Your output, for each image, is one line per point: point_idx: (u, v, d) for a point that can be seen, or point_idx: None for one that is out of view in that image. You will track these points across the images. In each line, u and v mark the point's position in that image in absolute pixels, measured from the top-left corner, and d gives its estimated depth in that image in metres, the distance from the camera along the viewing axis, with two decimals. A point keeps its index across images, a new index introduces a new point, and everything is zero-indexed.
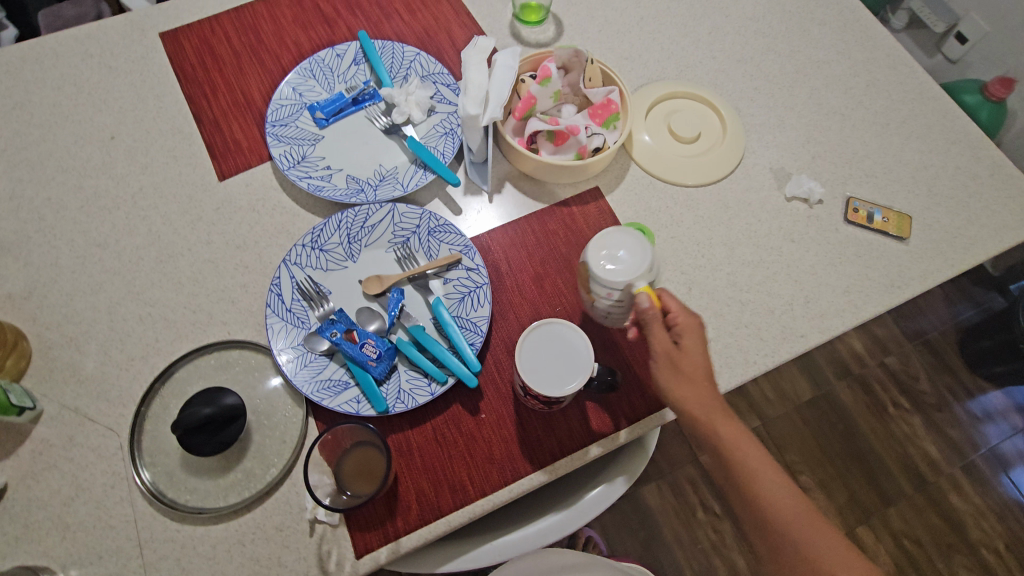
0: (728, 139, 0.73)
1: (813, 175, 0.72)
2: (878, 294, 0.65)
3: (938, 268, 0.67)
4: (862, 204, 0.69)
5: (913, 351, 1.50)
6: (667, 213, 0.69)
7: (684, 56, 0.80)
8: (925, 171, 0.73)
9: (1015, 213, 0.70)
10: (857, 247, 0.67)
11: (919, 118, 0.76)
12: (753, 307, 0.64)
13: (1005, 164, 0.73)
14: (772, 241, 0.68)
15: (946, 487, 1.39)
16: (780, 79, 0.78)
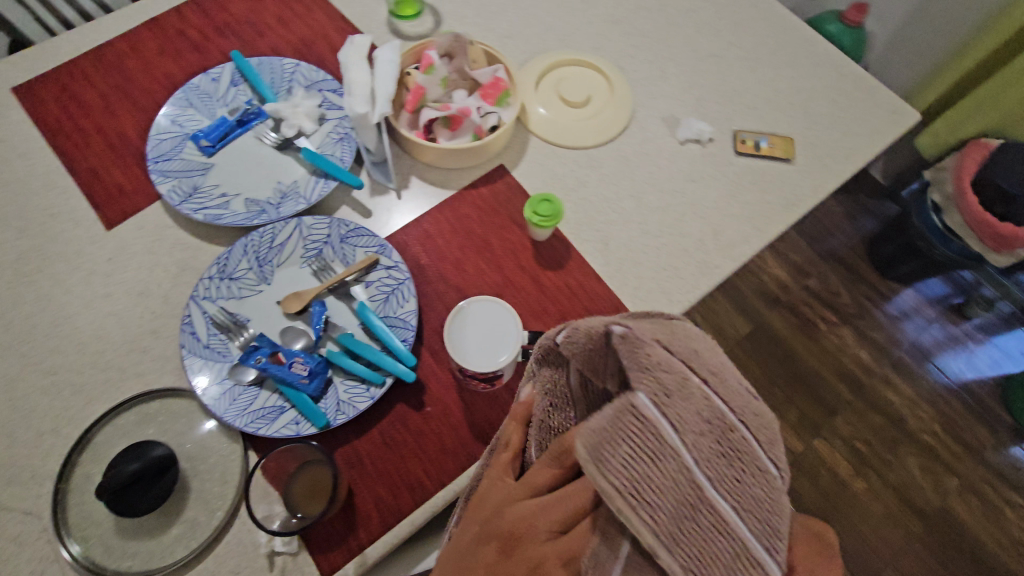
0: (615, 97, 0.75)
1: (700, 117, 0.75)
2: (777, 215, 0.70)
3: (825, 181, 0.72)
4: (749, 135, 0.73)
5: (828, 270, 1.68)
6: (572, 177, 0.71)
7: (563, 24, 0.81)
8: (800, 96, 0.78)
9: (884, 119, 0.76)
10: (752, 175, 0.72)
11: (786, 47, 0.81)
12: (668, 249, 0.67)
13: (867, 77, 0.79)
14: (673, 185, 0.71)
15: (880, 386, 1.55)
16: (655, 33, 0.82)
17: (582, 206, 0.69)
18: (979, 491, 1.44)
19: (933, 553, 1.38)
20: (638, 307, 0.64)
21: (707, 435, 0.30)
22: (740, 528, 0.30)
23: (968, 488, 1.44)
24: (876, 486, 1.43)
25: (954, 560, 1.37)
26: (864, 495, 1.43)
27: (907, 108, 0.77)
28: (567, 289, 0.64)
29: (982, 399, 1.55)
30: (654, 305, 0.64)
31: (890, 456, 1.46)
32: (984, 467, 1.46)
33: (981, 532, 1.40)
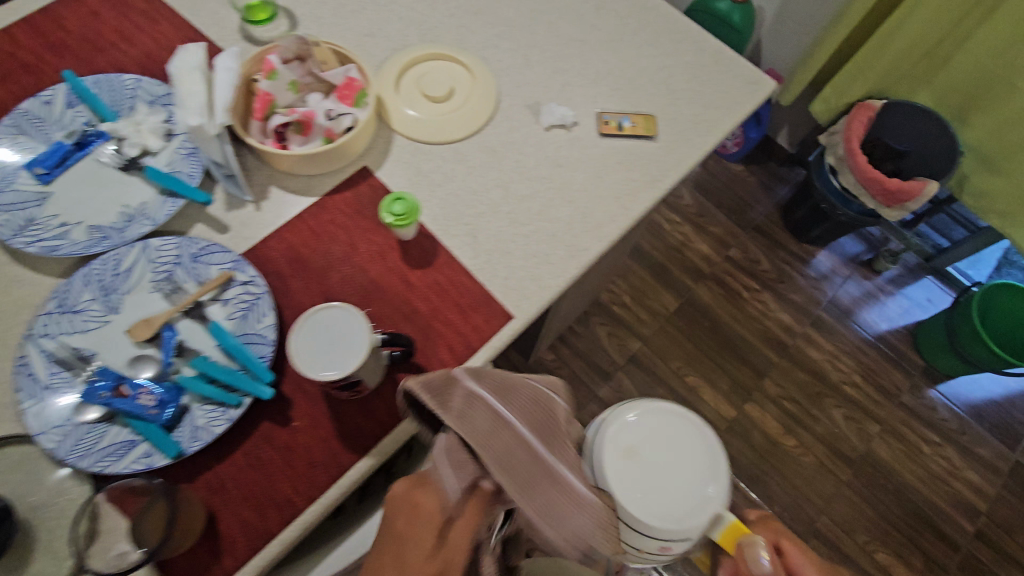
0: (478, 89, 0.75)
1: (564, 101, 0.76)
2: (642, 191, 0.71)
3: (687, 154, 0.74)
4: (612, 116, 0.74)
5: (747, 239, 1.74)
6: (438, 172, 0.70)
7: (424, 18, 0.80)
8: (661, 73, 0.79)
9: (741, 90, 0.79)
10: (618, 156, 0.73)
11: (647, 27, 0.83)
12: (537, 236, 0.67)
13: (724, 50, 0.82)
14: (540, 171, 0.71)
15: (804, 345, 1.60)
16: (517, 21, 0.82)
17: (449, 200, 0.69)
18: (900, 434, 1.52)
19: (863, 497, 1.44)
20: (509, 296, 0.64)
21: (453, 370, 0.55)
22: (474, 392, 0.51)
23: (890, 432, 1.51)
24: (807, 441, 1.49)
25: (882, 500, 1.44)
26: (796, 451, 1.48)
27: (763, 77, 0.80)
28: (436, 285, 0.63)
29: (896, 346, 1.63)
30: (525, 292, 0.64)
31: (817, 411, 1.53)
32: (902, 409, 1.55)
33: (904, 471, 1.47)
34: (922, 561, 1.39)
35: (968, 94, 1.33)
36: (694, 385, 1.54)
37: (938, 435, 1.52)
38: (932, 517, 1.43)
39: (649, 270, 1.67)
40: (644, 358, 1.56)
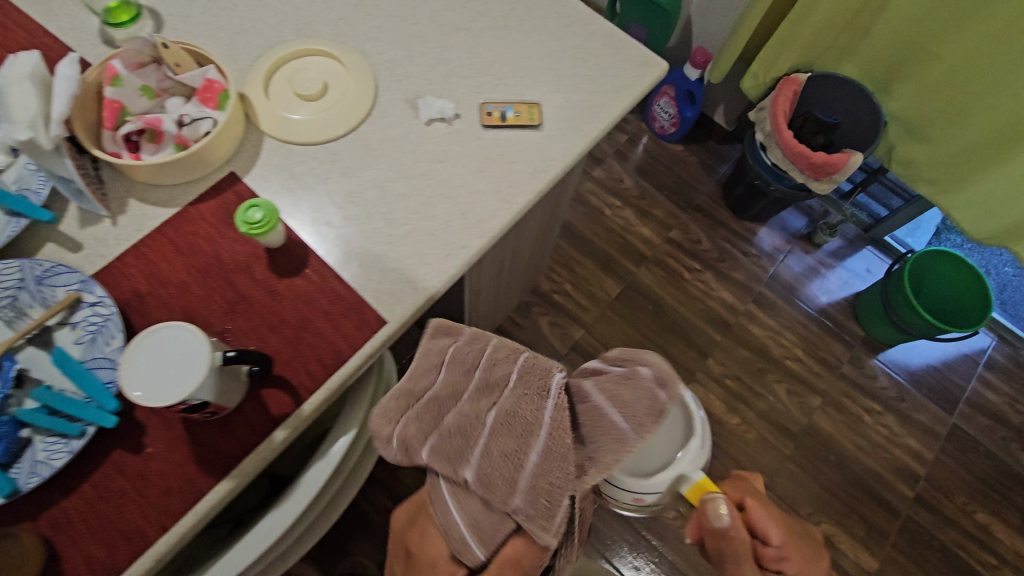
0: (354, 85, 0.72)
1: (445, 93, 0.73)
2: (525, 183, 0.69)
3: (573, 143, 0.72)
4: (494, 106, 0.72)
5: (689, 220, 1.74)
6: (312, 174, 0.67)
7: (300, 11, 0.77)
8: (550, 59, 0.77)
9: (632, 72, 0.77)
10: (501, 147, 0.70)
11: (536, 11, 0.80)
12: (414, 235, 0.65)
13: (615, 32, 0.79)
14: (419, 167, 0.69)
15: (745, 322, 1.62)
16: (400, 11, 0.78)
17: (323, 204, 0.66)
18: (840, 405, 1.55)
19: (804, 469, 1.47)
20: (381, 301, 0.62)
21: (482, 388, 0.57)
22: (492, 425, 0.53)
23: (830, 404, 1.54)
24: (748, 418, 1.51)
25: (823, 471, 1.47)
26: (739, 428, 1.50)
27: (654, 59, 0.78)
28: (305, 294, 0.61)
29: (836, 319, 1.65)
30: (399, 296, 0.62)
31: (758, 387, 1.55)
32: (842, 380, 1.58)
33: (844, 440, 1.51)
34: (863, 527, 1.43)
35: (890, 65, 1.32)
36: None
37: (878, 404, 1.55)
38: (872, 484, 1.47)
39: (590, 257, 1.67)
40: (587, 346, 1.57)
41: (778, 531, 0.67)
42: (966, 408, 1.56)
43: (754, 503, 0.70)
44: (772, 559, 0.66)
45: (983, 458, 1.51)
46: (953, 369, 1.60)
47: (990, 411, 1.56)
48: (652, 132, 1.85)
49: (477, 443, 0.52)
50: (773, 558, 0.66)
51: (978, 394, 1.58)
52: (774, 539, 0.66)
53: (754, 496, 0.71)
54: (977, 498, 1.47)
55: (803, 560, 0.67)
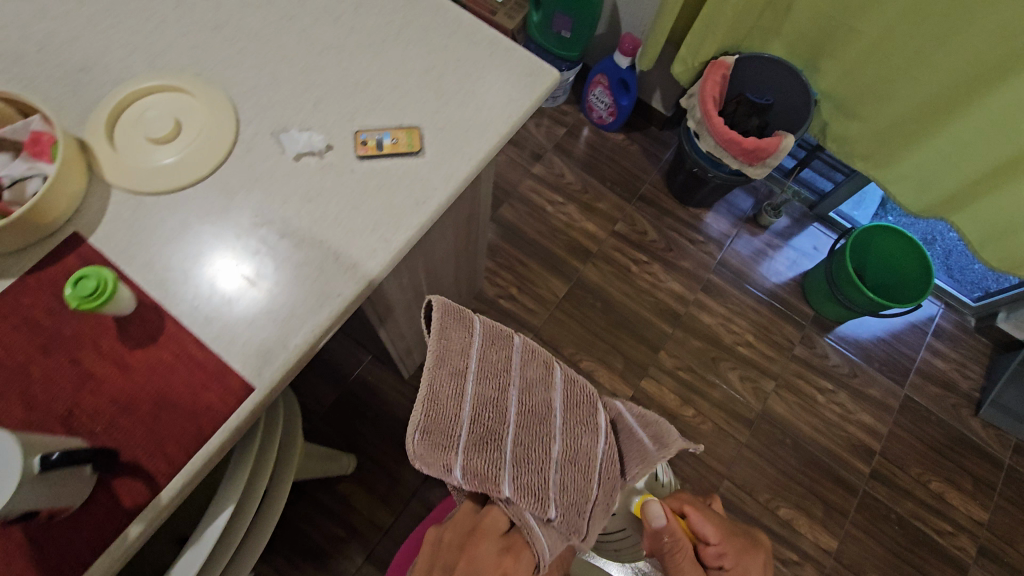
0: (213, 121, 0.65)
1: (315, 122, 0.67)
2: (406, 217, 0.64)
3: (458, 167, 0.67)
4: (369, 134, 0.67)
5: (634, 211, 1.70)
6: (169, 226, 0.61)
7: (149, 42, 0.69)
8: (431, 74, 0.71)
9: (519, 83, 0.72)
10: (379, 179, 0.65)
11: (415, 22, 0.74)
12: (284, 286, 0.60)
13: (500, 40, 0.74)
14: (289, 208, 0.63)
15: (695, 311, 1.60)
16: (263, 32, 0.72)
17: (182, 260, 0.60)
18: (794, 386, 1.54)
19: (762, 455, 1.47)
20: (249, 363, 0.56)
21: (489, 356, 0.72)
22: (493, 383, 0.71)
23: (784, 386, 1.54)
24: (703, 409, 1.49)
25: (781, 456, 1.47)
26: (695, 420, 1.49)
27: (544, 68, 0.73)
28: (157, 366, 0.55)
29: (786, 300, 1.64)
30: (268, 356, 0.57)
31: (712, 376, 1.53)
32: (795, 362, 1.57)
33: (799, 422, 1.50)
34: (822, 509, 1.43)
35: (815, 42, 1.28)
36: (589, 369, 1.52)
37: (831, 383, 1.55)
38: (828, 465, 1.47)
39: (536, 258, 1.62)
40: None
41: (715, 533, 0.83)
42: (916, 378, 1.57)
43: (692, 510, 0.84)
44: (712, 557, 0.81)
45: (935, 427, 1.52)
46: (903, 341, 1.61)
47: (940, 379, 1.57)
48: (591, 122, 1.80)
49: (467, 409, 0.68)
50: (714, 557, 0.81)
51: (927, 363, 1.59)
52: (713, 540, 0.82)
53: (691, 504, 0.85)
54: (932, 468, 1.48)
55: (739, 555, 0.81)
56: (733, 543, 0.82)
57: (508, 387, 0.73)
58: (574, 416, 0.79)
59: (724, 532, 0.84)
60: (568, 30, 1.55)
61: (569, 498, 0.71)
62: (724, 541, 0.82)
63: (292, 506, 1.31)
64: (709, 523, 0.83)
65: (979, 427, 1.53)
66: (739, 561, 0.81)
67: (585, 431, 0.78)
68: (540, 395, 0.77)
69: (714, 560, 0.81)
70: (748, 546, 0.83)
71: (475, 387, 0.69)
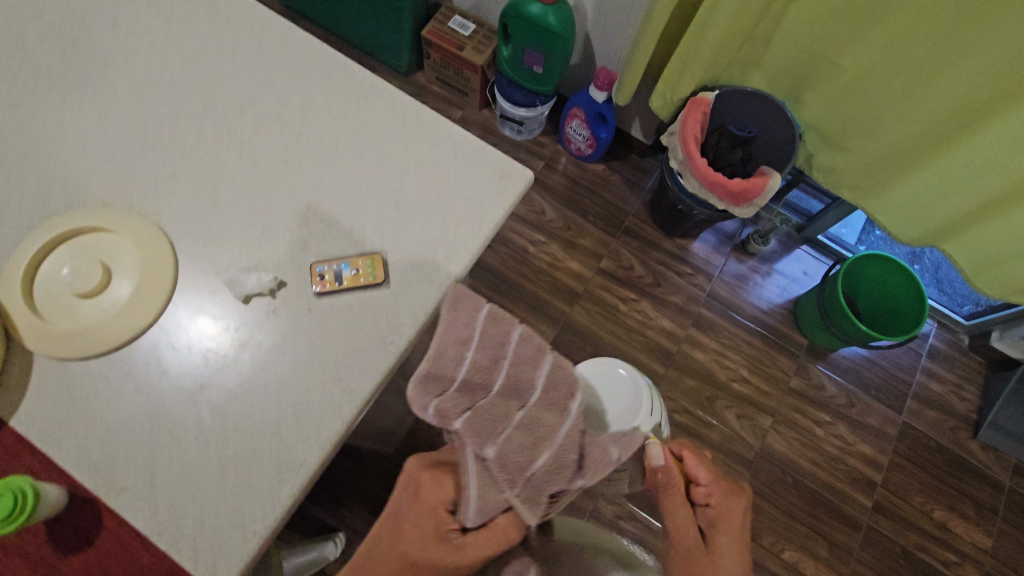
0: (147, 264, 0.58)
1: (265, 255, 0.60)
2: (369, 364, 0.57)
3: (425, 297, 0.60)
4: (326, 267, 0.60)
5: (619, 246, 1.65)
6: (101, 395, 0.54)
7: (73, 171, 0.62)
8: (391, 184, 0.65)
9: (488, 189, 0.65)
10: (339, 318, 0.59)
11: (369, 123, 0.67)
12: (236, 460, 0.53)
13: (466, 138, 0.67)
14: (237, 364, 0.56)
15: (688, 348, 1.56)
16: (200, 149, 0.64)
17: (118, 435, 0.53)
18: (792, 421, 1.51)
19: (764, 496, 1.43)
20: (200, 558, 0.50)
21: (489, 321, 0.61)
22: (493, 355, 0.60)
23: (782, 421, 1.50)
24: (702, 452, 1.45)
25: (783, 496, 1.44)
26: None
27: (516, 167, 0.67)
28: None
29: (778, 329, 1.60)
30: (222, 549, 0.50)
31: (708, 416, 1.50)
32: (792, 395, 1.53)
33: (799, 458, 1.47)
34: (827, 548, 1.40)
35: (797, 76, 1.23)
36: None
37: (829, 414, 1.52)
38: (831, 501, 1.44)
39: (521, 302, 1.56)
40: None
41: (706, 474, 0.77)
42: (914, 403, 1.54)
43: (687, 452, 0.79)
44: (700, 497, 0.77)
45: (935, 453, 1.50)
46: (898, 365, 1.58)
47: (937, 403, 1.55)
48: (569, 154, 1.73)
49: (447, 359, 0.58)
50: (701, 497, 0.77)
51: (924, 386, 1.56)
52: (703, 482, 0.77)
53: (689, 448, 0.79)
54: (934, 496, 1.46)
55: (727, 496, 0.77)
56: (725, 484, 0.77)
57: (501, 358, 0.60)
58: (557, 394, 0.60)
59: (715, 474, 0.78)
60: (540, 65, 1.45)
61: (515, 459, 0.56)
62: (715, 485, 0.77)
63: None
64: (702, 464, 0.78)
65: (977, 449, 1.51)
66: (728, 504, 0.76)
67: (552, 411, 0.59)
68: (528, 375, 0.60)
69: (701, 499, 0.77)
70: (738, 489, 0.78)
71: (473, 357, 0.59)
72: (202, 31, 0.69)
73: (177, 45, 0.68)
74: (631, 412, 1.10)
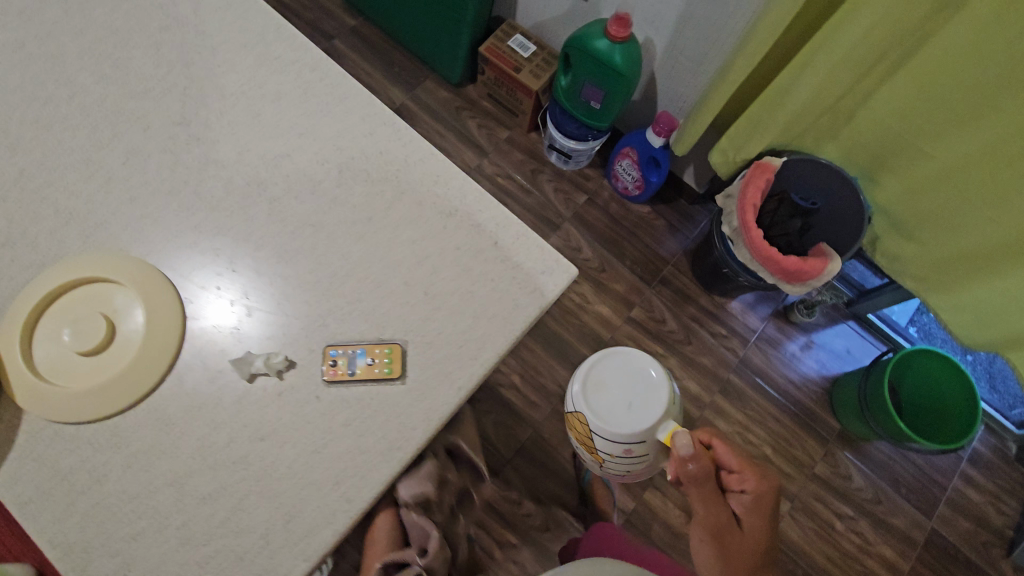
0: (154, 324, 0.54)
1: (279, 331, 0.55)
2: (371, 471, 0.52)
3: (441, 401, 0.55)
4: (340, 351, 0.55)
5: (653, 295, 1.57)
6: (84, 470, 0.50)
7: (91, 209, 0.58)
8: (423, 266, 0.59)
9: (525, 284, 0.59)
10: (347, 414, 0.54)
11: (410, 194, 0.62)
12: (214, 564, 0.49)
13: (510, 222, 0.61)
14: (234, 451, 0.51)
15: (712, 416, 1.48)
16: (228, 200, 0.59)
17: (95, 517, 0.49)
18: (811, 509, 1.42)
19: None
20: None
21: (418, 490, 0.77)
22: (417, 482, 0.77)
23: (800, 508, 1.41)
24: None
25: None
26: None
27: (559, 262, 0.60)
28: None
29: (810, 408, 1.51)
30: None
31: None
32: (814, 481, 1.44)
33: (813, 550, 1.39)
34: None
35: (877, 154, 1.12)
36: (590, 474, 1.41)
37: (852, 508, 1.43)
38: None
39: (543, 342, 1.50)
40: (536, 448, 1.42)
41: (739, 460, 0.73)
42: (945, 509, 1.44)
43: (715, 439, 0.76)
44: (733, 484, 0.73)
45: (961, 568, 1.40)
46: (934, 466, 1.47)
47: (972, 513, 1.44)
48: (615, 191, 1.64)
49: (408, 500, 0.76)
50: (735, 484, 0.74)
51: (960, 493, 1.46)
52: (735, 468, 0.73)
53: (719, 435, 0.76)
54: None
55: (761, 480, 0.72)
56: (757, 468, 0.73)
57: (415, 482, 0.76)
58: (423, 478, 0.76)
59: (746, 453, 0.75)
60: (598, 101, 1.37)
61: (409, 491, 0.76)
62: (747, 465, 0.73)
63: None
64: (732, 446, 0.75)
65: (1008, 570, 1.41)
66: (762, 486, 0.71)
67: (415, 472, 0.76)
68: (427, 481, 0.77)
69: (736, 486, 0.73)
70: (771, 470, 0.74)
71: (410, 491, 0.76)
72: (248, 68, 0.64)
73: (220, 81, 0.63)
74: (657, 405, 0.94)
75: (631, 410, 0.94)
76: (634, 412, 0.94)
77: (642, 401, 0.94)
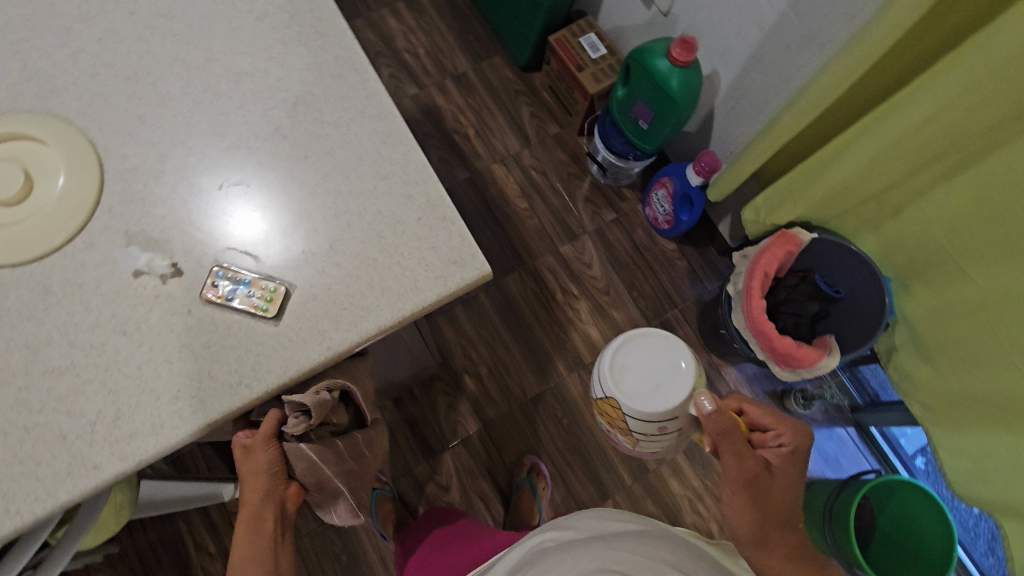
0: (67, 195, 0.56)
1: (178, 238, 0.56)
2: (210, 399, 0.52)
3: (303, 354, 0.54)
4: (225, 275, 0.54)
5: None
6: None
7: (54, 75, 0.60)
8: (339, 221, 0.58)
9: (432, 268, 0.57)
10: (208, 337, 0.53)
11: (352, 146, 0.60)
12: (37, 433, 0.50)
13: (440, 203, 0.59)
14: (94, 336, 0.53)
15: (665, 473, 1.39)
16: (179, 101, 0.60)
17: None
18: None
19: None
20: None
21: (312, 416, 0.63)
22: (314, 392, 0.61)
23: None
24: None
25: None
26: None
27: (474, 256, 0.57)
28: None
29: None
30: None
31: None
32: None
33: None
34: None
35: (916, 259, 1.01)
36: None
37: None
38: None
39: (521, 344, 1.47)
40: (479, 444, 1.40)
41: (771, 417, 0.77)
42: None
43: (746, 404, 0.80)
44: (769, 440, 0.76)
45: None
46: None
47: None
48: (646, 218, 1.57)
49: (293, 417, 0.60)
50: (770, 440, 0.76)
51: None
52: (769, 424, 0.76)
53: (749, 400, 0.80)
54: None
55: (796, 432, 0.75)
56: (791, 424, 0.76)
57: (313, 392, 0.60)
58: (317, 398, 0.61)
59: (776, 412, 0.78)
60: (646, 121, 1.31)
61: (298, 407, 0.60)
62: (778, 421, 0.76)
63: (156, 525, 1.15)
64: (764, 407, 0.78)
65: None
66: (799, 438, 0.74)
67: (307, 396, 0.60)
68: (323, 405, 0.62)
69: (771, 442, 0.76)
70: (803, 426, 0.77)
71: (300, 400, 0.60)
72: None
73: None
74: (687, 385, 0.92)
75: (660, 391, 0.93)
76: (660, 392, 0.92)
77: (671, 383, 0.92)
